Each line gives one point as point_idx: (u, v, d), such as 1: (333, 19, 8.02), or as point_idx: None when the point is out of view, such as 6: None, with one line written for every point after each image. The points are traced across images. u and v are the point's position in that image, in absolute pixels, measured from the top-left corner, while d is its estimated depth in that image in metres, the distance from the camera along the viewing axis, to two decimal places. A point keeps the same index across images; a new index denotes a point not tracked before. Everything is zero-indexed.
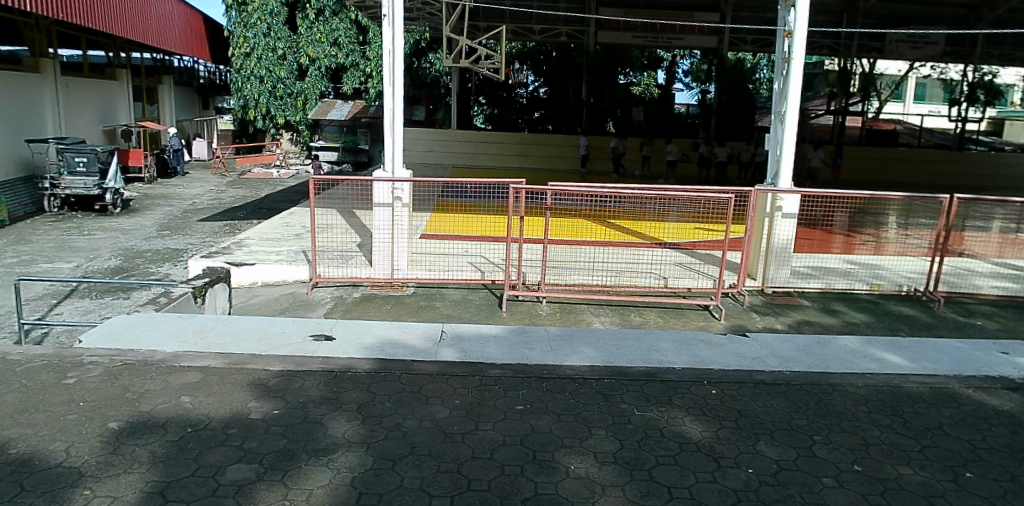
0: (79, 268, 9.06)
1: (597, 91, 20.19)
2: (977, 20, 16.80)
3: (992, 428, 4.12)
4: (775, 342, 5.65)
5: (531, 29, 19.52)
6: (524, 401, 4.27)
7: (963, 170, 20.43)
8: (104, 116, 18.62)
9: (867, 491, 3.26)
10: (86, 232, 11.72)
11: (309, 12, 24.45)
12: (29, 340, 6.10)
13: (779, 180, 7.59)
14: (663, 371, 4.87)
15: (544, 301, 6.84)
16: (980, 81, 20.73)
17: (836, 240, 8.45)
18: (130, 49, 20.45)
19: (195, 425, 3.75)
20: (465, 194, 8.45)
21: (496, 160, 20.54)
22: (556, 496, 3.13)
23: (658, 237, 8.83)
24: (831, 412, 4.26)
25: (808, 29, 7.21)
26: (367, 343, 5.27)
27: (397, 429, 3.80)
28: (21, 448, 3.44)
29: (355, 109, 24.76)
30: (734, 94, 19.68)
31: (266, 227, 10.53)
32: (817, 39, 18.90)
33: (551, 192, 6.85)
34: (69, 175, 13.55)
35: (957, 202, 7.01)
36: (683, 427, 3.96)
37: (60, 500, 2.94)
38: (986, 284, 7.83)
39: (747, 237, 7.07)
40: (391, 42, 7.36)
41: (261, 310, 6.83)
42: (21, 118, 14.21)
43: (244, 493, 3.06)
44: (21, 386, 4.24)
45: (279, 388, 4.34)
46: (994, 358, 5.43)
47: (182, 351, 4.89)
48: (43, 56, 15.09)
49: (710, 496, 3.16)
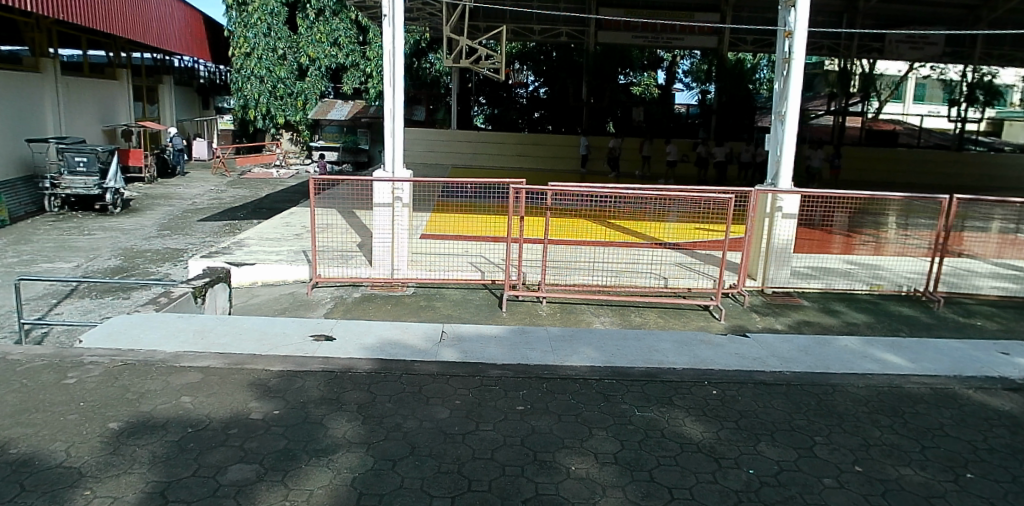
0: (79, 268, 9.05)
1: (597, 91, 20.10)
2: (976, 20, 16.80)
3: (992, 429, 4.11)
4: (775, 342, 5.65)
5: (532, 29, 19.50)
6: (525, 401, 4.27)
7: (963, 170, 20.45)
8: (105, 116, 18.61)
9: (867, 492, 3.27)
10: (86, 231, 11.70)
11: (309, 12, 24.43)
12: (30, 339, 6.10)
13: (779, 181, 7.59)
14: (663, 371, 4.88)
15: (544, 301, 6.84)
16: (979, 82, 20.53)
17: (837, 239, 8.63)
18: (130, 48, 20.43)
19: (196, 425, 3.75)
20: (465, 194, 8.45)
21: (496, 161, 20.55)
22: (556, 496, 3.13)
23: (658, 237, 8.83)
24: (831, 412, 4.26)
25: (808, 29, 7.21)
26: (367, 343, 5.27)
27: (397, 429, 3.80)
28: (21, 447, 3.43)
29: (355, 109, 24.78)
30: (734, 94, 19.65)
31: (266, 227, 10.52)
32: (817, 39, 18.92)
33: (551, 192, 6.84)
34: (69, 175, 13.53)
35: (957, 203, 7.00)
36: (683, 428, 3.96)
37: (60, 501, 2.94)
38: (986, 284, 7.85)
39: (747, 237, 7.05)
40: (392, 42, 7.37)
41: (261, 310, 6.84)
42: (21, 118, 14.19)
43: (245, 493, 3.06)
44: (21, 386, 4.24)
45: (279, 388, 4.34)
46: (993, 358, 5.44)
47: (182, 352, 4.89)
48: (43, 56, 15.06)
49: (710, 497, 3.15)
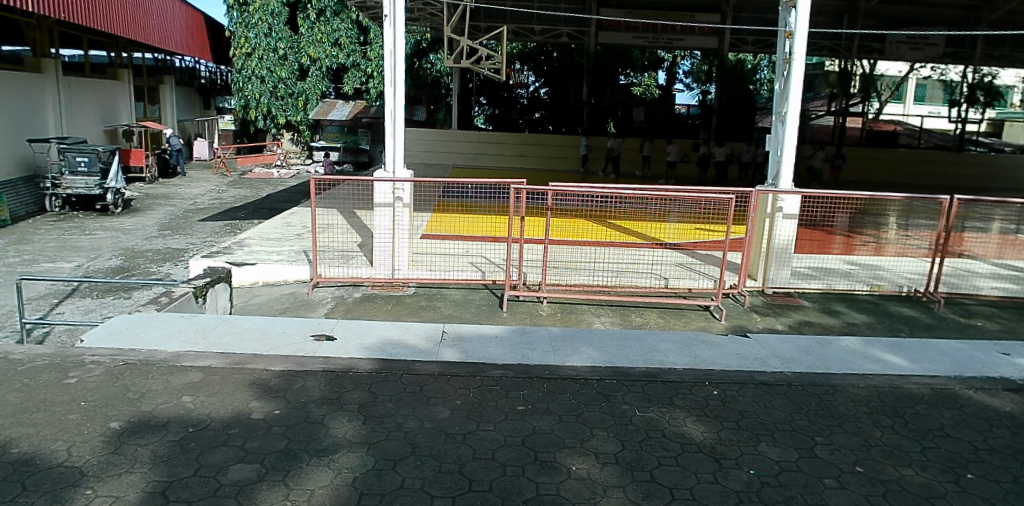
0: (80, 267, 9.05)
1: (598, 91, 20.16)
2: (976, 21, 16.80)
3: (992, 429, 4.11)
4: (776, 343, 5.65)
5: (532, 29, 19.53)
6: (526, 401, 4.28)
7: (963, 170, 20.45)
8: (106, 116, 18.59)
9: (869, 492, 3.27)
10: (87, 231, 11.70)
11: (310, 12, 24.44)
12: (31, 339, 6.09)
13: (780, 182, 7.60)
14: (664, 371, 4.88)
15: (545, 301, 6.85)
16: (979, 83, 20.61)
17: (836, 240, 8.58)
18: (131, 48, 20.44)
19: (197, 425, 3.75)
20: (465, 194, 8.48)
21: (496, 161, 20.56)
22: (557, 496, 3.13)
23: (658, 238, 8.83)
24: (831, 413, 4.27)
25: (809, 31, 7.22)
26: (368, 343, 5.28)
27: (398, 429, 3.80)
28: (23, 447, 3.44)
29: (356, 109, 24.82)
30: (734, 95, 19.63)
31: (267, 227, 10.52)
32: (817, 39, 18.93)
33: (552, 192, 6.84)
34: (70, 175, 13.55)
35: (957, 203, 7.00)
36: (684, 428, 3.96)
37: (61, 500, 2.94)
38: (986, 285, 7.85)
39: (747, 237, 7.04)
40: (393, 43, 7.39)
41: (262, 310, 6.84)
42: (23, 118, 14.21)
43: (246, 493, 3.06)
44: (21, 386, 4.24)
45: (280, 388, 4.34)
46: (994, 359, 5.44)
47: (183, 352, 4.89)
48: (45, 56, 15.12)
49: (711, 497, 3.16)
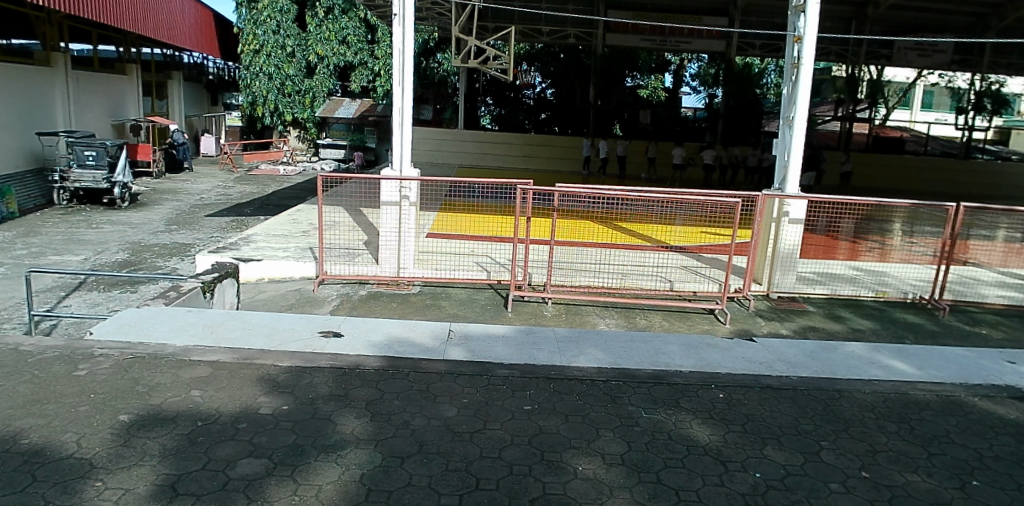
0: (88, 260, 9.12)
1: (603, 92, 20.63)
2: (985, 28, 16.77)
3: (997, 437, 4.11)
4: (782, 347, 5.66)
5: (540, 30, 19.61)
6: (531, 402, 4.28)
7: (965, 179, 20.47)
8: (115, 111, 18.59)
9: (875, 498, 3.28)
10: (94, 225, 11.74)
11: (319, 10, 24.49)
12: (38, 330, 6.13)
13: (787, 187, 7.59)
14: (670, 373, 4.90)
15: (550, 301, 6.88)
16: (987, 91, 20.71)
17: (842, 246, 8.54)
18: (140, 44, 20.47)
19: (205, 419, 3.77)
20: (473, 194, 8.53)
21: (502, 161, 20.60)
22: (563, 496, 3.14)
23: (664, 241, 9.15)
24: (838, 418, 4.28)
25: (821, 36, 7.19)
26: (375, 340, 5.31)
27: (405, 427, 3.81)
28: (34, 438, 3.46)
29: (362, 107, 25.13)
30: (741, 99, 19.56)
31: (274, 224, 10.53)
32: (824, 44, 19.01)
33: (560, 194, 6.72)
34: (79, 168, 13.61)
35: (964, 212, 6.88)
36: (690, 430, 3.98)
37: (73, 492, 2.97)
38: (992, 293, 7.81)
39: (754, 245, 6.86)
40: (402, 40, 7.18)
41: (268, 306, 6.87)
42: (34, 111, 14.21)
43: (255, 488, 3.08)
44: (33, 377, 4.28)
45: (288, 384, 4.35)
46: (1002, 367, 5.43)
47: (192, 345, 4.94)
48: (54, 49, 15.01)
49: (715, 498, 3.18)
